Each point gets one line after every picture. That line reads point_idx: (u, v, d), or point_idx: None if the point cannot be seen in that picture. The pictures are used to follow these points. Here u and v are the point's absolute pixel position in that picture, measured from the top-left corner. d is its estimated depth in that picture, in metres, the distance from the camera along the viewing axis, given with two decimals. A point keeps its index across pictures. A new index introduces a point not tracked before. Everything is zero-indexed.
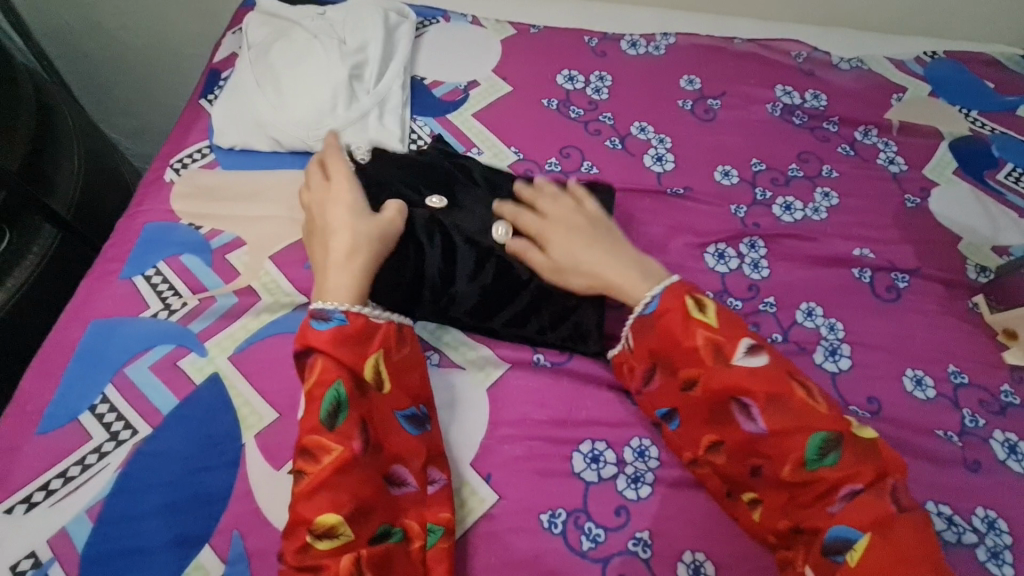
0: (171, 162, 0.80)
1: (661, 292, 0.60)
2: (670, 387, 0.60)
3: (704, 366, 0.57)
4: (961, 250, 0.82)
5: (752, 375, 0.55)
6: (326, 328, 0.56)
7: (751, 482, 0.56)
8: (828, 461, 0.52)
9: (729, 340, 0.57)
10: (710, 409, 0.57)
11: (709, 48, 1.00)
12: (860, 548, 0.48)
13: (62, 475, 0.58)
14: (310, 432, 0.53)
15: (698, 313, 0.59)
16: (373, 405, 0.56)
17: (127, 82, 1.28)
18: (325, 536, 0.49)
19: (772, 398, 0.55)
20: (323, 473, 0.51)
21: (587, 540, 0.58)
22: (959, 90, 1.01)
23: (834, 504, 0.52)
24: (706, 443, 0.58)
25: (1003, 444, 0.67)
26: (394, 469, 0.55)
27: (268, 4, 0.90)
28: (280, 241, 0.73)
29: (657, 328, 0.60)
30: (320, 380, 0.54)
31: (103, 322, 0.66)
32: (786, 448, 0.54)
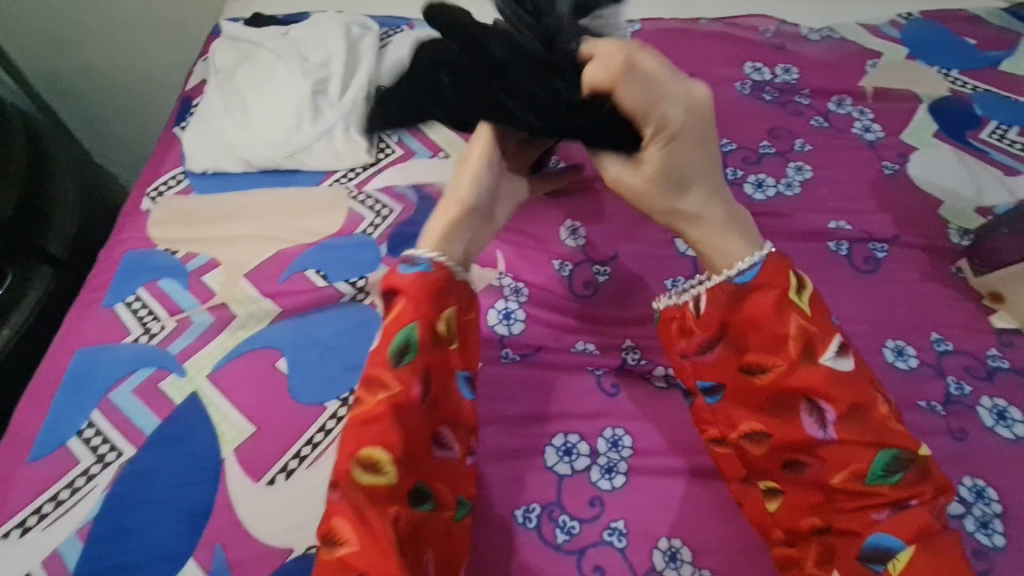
0: (147, 191, 0.82)
1: (763, 258, 0.51)
2: (731, 362, 0.52)
3: (787, 359, 0.50)
4: (943, 214, 0.80)
5: (837, 381, 0.49)
6: (414, 272, 0.54)
7: (786, 476, 0.51)
8: (892, 478, 0.48)
9: (824, 335, 0.50)
10: (769, 400, 0.51)
11: (674, 31, 1.00)
12: (905, 559, 0.46)
13: (53, 499, 0.60)
14: (376, 365, 0.52)
15: (798, 297, 0.50)
16: (441, 357, 0.54)
17: (120, 116, 1.31)
18: (370, 471, 0.49)
19: (854, 409, 0.48)
20: (380, 407, 0.50)
21: (562, 533, 0.58)
22: (939, 50, 0.98)
23: (878, 512, 0.48)
24: (745, 429, 0.52)
25: (991, 411, 0.65)
26: (441, 430, 0.53)
27: (232, 30, 0.92)
28: (253, 259, 0.75)
29: (745, 302, 0.51)
30: (395, 321, 0.52)
31: (88, 350, 0.69)
32: (847, 456, 0.48)
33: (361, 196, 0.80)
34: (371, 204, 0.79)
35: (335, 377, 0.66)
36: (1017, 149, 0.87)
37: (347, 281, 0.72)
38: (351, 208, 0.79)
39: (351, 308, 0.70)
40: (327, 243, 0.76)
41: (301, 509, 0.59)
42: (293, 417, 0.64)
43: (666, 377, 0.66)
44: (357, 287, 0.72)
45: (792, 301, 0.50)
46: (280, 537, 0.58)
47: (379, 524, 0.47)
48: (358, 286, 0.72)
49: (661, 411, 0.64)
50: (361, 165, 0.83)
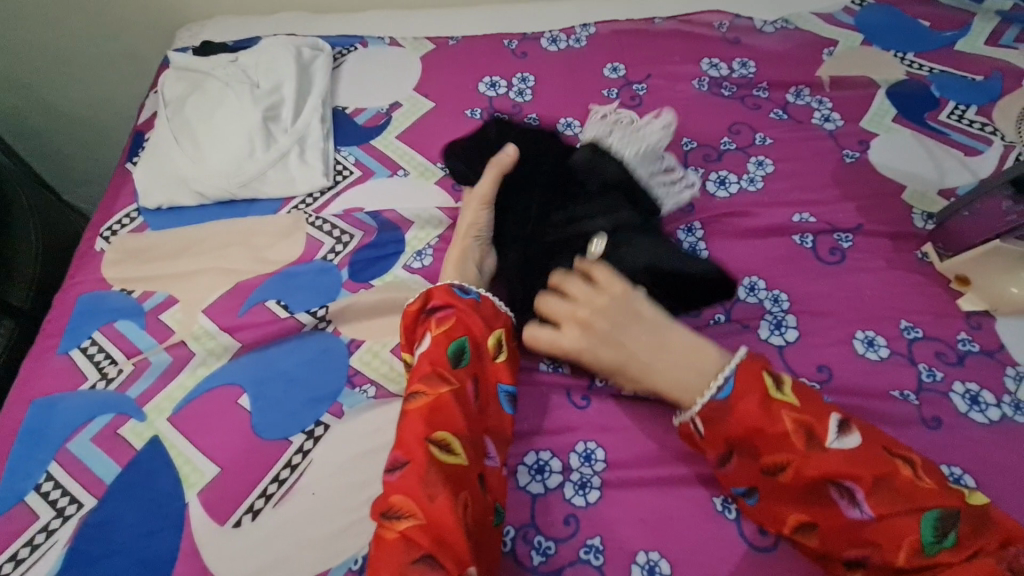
0: (101, 230, 0.80)
1: (734, 372, 0.56)
2: (749, 468, 0.55)
3: (797, 453, 0.52)
4: (906, 200, 0.80)
5: (852, 461, 0.51)
6: (468, 296, 0.64)
7: (848, 558, 0.51)
8: (947, 542, 0.48)
9: (820, 419, 0.53)
10: (801, 493, 0.53)
11: (630, 32, 0.99)
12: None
13: (12, 558, 0.58)
14: (435, 366, 0.58)
15: (779, 392, 0.54)
16: (486, 369, 0.61)
17: (80, 150, 1.29)
18: (444, 450, 0.54)
19: (879, 479, 0.50)
20: (442, 399, 0.56)
21: (537, 554, 0.57)
22: (893, 34, 0.98)
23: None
24: (792, 523, 0.53)
25: (965, 396, 0.64)
26: (486, 439, 0.58)
27: (180, 59, 0.90)
28: (211, 293, 0.73)
29: (733, 414, 0.55)
30: (450, 332, 0.61)
31: (44, 399, 0.67)
32: (896, 533, 0.49)
33: (318, 220, 0.78)
34: (329, 228, 0.78)
35: (298, 411, 0.65)
36: (977, 128, 0.87)
37: (308, 312, 0.71)
38: (308, 234, 0.77)
39: (314, 338, 0.69)
40: (287, 272, 0.74)
41: (269, 550, 0.57)
42: (257, 455, 0.62)
43: None
44: (318, 316, 0.70)
45: (776, 396, 0.54)
46: None
47: (449, 500, 0.51)
48: (318, 316, 0.70)
49: (632, 420, 0.63)
50: (319, 189, 0.82)
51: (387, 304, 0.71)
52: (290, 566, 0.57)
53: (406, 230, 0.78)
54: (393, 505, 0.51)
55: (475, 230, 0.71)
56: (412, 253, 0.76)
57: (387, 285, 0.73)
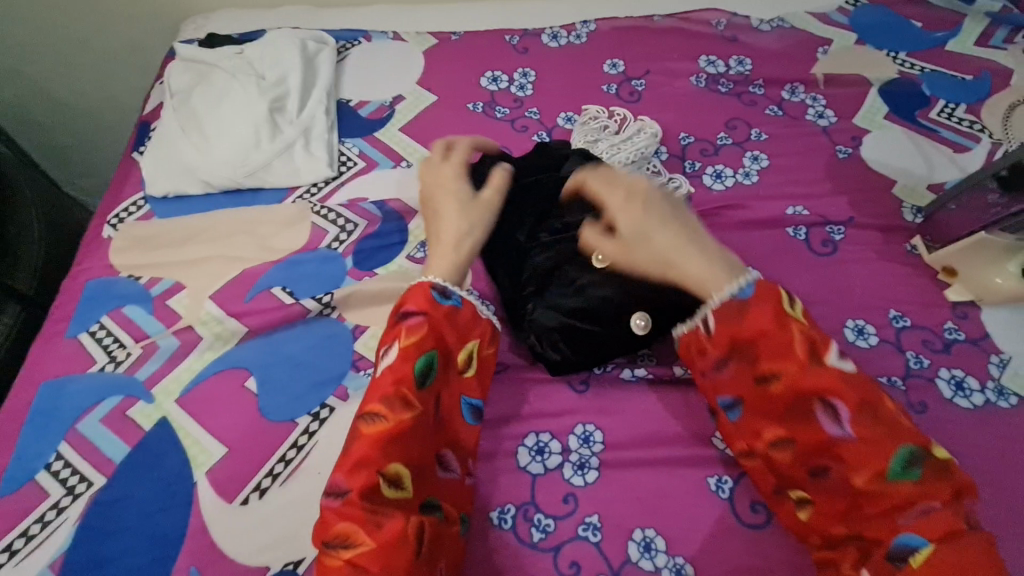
0: (108, 218, 0.82)
1: (754, 282, 0.55)
2: (745, 376, 0.55)
3: (796, 362, 0.52)
4: (897, 194, 0.82)
5: (845, 380, 0.51)
6: (446, 303, 0.59)
7: (812, 483, 0.53)
8: (913, 474, 0.49)
9: (826, 340, 0.53)
10: (787, 407, 0.53)
11: (629, 29, 1.01)
12: (927, 554, 0.46)
13: (23, 535, 0.59)
14: (399, 382, 0.54)
15: (791, 311, 0.54)
16: (450, 382, 0.58)
17: (83, 142, 1.30)
18: (392, 485, 0.51)
19: (865, 403, 0.51)
20: (401, 425, 0.52)
21: (537, 531, 0.59)
22: (886, 34, 1.01)
23: (906, 520, 0.48)
24: (770, 438, 0.54)
25: (950, 381, 0.66)
26: (444, 451, 0.56)
27: (186, 51, 0.92)
28: (218, 279, 0.74)
29: (746, 317, 0.54)
30: (419, 343, 0.56)
31: (54, 382, 0.68)
32: (867, 456, 0.50)
33: (323, 209, 0.80)
34: (334, 218, 0.79)
35: (304, 394, 0.66)
36: (966, 126, 0.89)
37: (313, 298, 0.72)
38: (313, 222, 0.79)
39: (319, 324, 0.71)
40: (292, 260, 0.76)
41: (276, 526, 0.59)
42: (263, 436, 0.64)
43: (633, 371, 0.67)
44: (323, 302, 0.71)
45: (788, 312, 0.54)
46: (255, 556, 0.58)
47: (400, 525, 0.49)
48: (324, 302, 0.72)
49: (630, 403, 0.65)
50: (323, 179, 0.83)
51: (391, 291, 0.72)
52: (296, 542, 0.58)
53: (409, 220, 0.79)
54: (336, 533, 0.49)
55: (473, 231, 0.64)
56: (415, 243, 0.77)
57: (391, 274, 0.74)
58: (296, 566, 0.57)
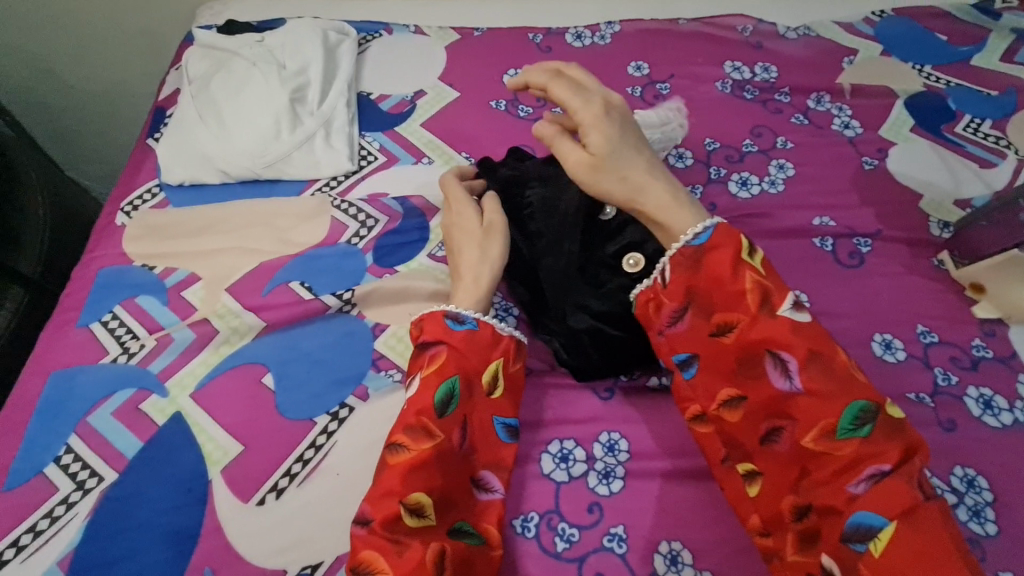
0: (122, 205, 0.80)
1: (713, 227, 0.55)
2: (700, 331, 0.55)
3: (748, 314, 0.53)
4: (923, 208, 0.81)
5: (794, 332, 0.51)
6: (461, 329, 0.57)
7: (761, 450, 0.52)
8: (861, 432, 0.48)
9: (779, 290, 0.53)
10: (737, 361, 0.53)
11: (655, 32, 1.00)
12: (886, 538, 0.44)
13: (31, 530, 0.58)
14: (421, 412, 0.53)
15: (750, 259, 0.54)
16: (476, 405, 0.56)
17: (90, 127, 1.27)
18: (415, 514, 0.50)
19: (814, 356, 0.50)
20: (425, 455, 0.52)
21: (561, 540, 0.57)
22: (911, 46, 1.00)
23: (856, 484, 0.47)
24: (723, 398, 0.54)
25: (978, 400, 0.66)
26: (477, 472, 0.55)
27: (206, 37, 0.90)
28: (234, 272, 0.73)
29: (703, 265, 0.55)
30: (440, 371, 0.55)
31: (64, 372, 0.66)
32: (816, 411, 0.49)
33: (343, 204, 0.78)
34: (355, 213, 0.77)
35: (323, 392, 0.64)
36: (991, 142, 0.88)
37: (333, 293, 0.71)
38: (333, 216, 0.77)
39: (338, 321, 0.69)
40: (311, 254, 0.74)
41: (292, 528, 0.57)
42: (280, 435, 0.62)
43: (660, 379, 0.66)
44: (344, 299, 0.70)
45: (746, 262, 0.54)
46: (272, 559, 0.56)
47: (418, 554, 0.48)
48: (344, 298, 0.70)
49: (656, 412, 0.64)
50: (343, 173, 0.82)
51: (413, 290, 0.71)
52: (315, 546, 0.57)
53: (431, 217, 0.78)
54: (360, 560, 0.48)
55: (489, 261, 0.62)
56: (437, 241, 0.76)
57: (412, 271, 0.73)
58: (314, 570, 0.56)
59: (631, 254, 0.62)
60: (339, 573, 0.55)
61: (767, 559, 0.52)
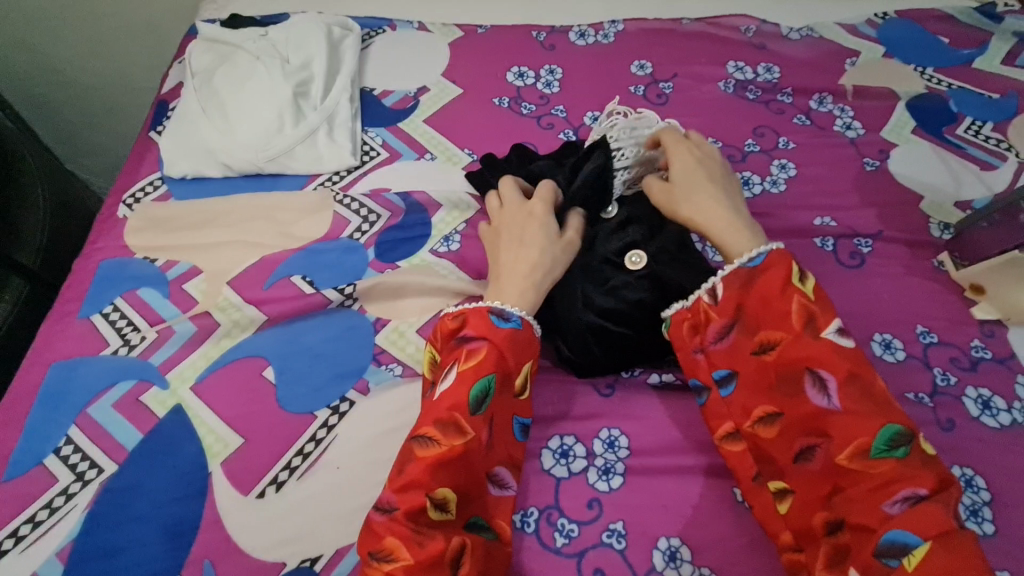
0: (124, 197, 0.80)
1: (768, 250, 0.56)
2: (742, 347, 0.56)
3: (791, 332, 0.53)
4: (924, 209, 0.82)
5: (836, 353, 0.51)
6: (505, 326, 0.57)
7: (794, 468, 0.52)
8: (897, 453, 0.48)
9: (824, 313, 0.53)
10: (776, 378, 0.53)
11: (658, 31, 1.00)
12: (920, 555, 0.43)
13: (30, 520, 0.58)
14: (455, 407, 0.53)
15: (800, 282, 0.54)
16: (507, 404, 0.56)
17: (91, 120, 1.27)
18: (439, 507, 0.50)
19: (853, 377, 0.50)
20: (455, 451, 0.52)
21: (561, 536, 0.57)
22: (914, 48, 1.00)
23: (892, 504, 0.46)
24: (759, 414, 0.54)
25: (977, 400, 0.66)
26: (503, 470, 0.55)
27: (209, 30, 0.90)
28: (236, 265, 0.73)
29: (755, 285, 0.56)
30: (478, 367, 0.54)
31: (65, 363, 0.66)
32: (853, 430, 0.49)
33: (346, 198, 0.78)
34: (357, 208, 0.77)
35: (323, 386, 0.64)
36: (992, 144, 0.89)
37: (335, 288, 0.71)
38: (336, 211, 0.77)
39: (340, 315, 0.69)
40: (314, 249, 0.74)
41: (293, 521, 0.57)
42: (281, 428, 0.62)
43: (660, 376, 0.66)
44: (346, 293, 0.70)
45: (795, 284, 0.54)
46: (271, 552, 0.56)
47: (439, 546, 0.48)
48: (346, 292, 0.70)
49: (656, 409, 0.64)
50: (346, 168, 0.82)
51: (415, 285, 0.71)
52: (316, 539, 0.57)
53: (433, 213, 0.78)
54: (382, 547, 0.48)
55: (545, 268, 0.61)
56: (439, 237, 0.76)
57: (414, 267, 0.73)
58: (314, 563, 0.56)
59: (634, 251, 0.64)
60: (338, 566, 0.55)
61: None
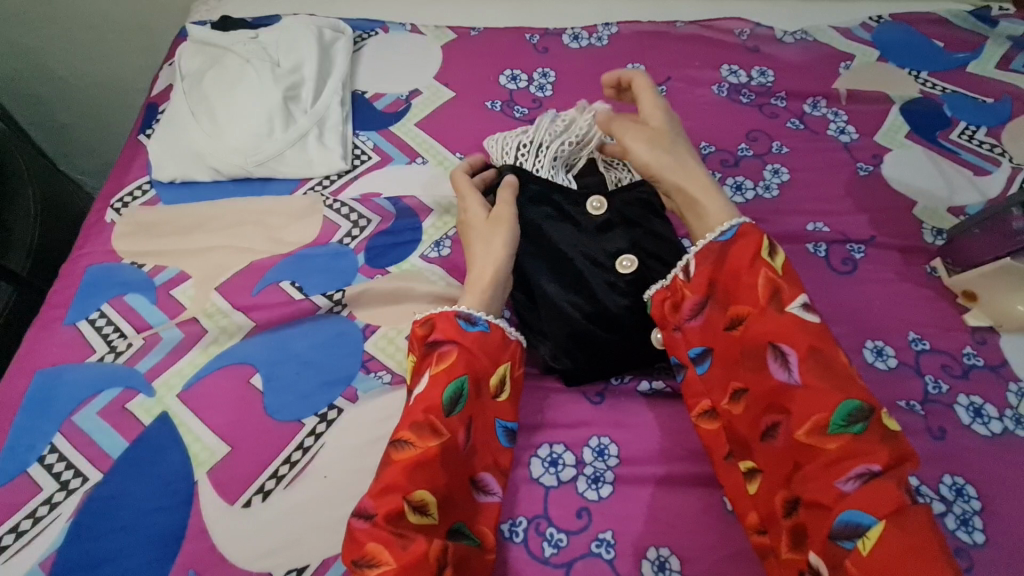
0: (111, 202, 0.79)
1: (739, 224, 0.58)
2: (715, 323, 0.57)
3: (756, 306, 0.55)
4: (917, 215, 0.81)
5: (799, 329, 0.53)
6: (474, 330, 0.57)
7: (760, 445, 0.54)
8: (853, 429, 0.49)
9: (791, 288, 0.54)
10: (743, 354, 0.55)
11: (652, 34, 0.99)
12: (874, 536, 0.45)
13: (13, 530, 0.57)
14: (428, 409, 0.53)
15: (769, 257, 0.56)
16: (482, 407, 0.56)
17: (83, 121, 1.26)
18: (417, 511, 0.50)
19: (814, 352, 0.52)
20: (429, 452, 0.52)
21: (549, 546, 0.57)
22: (909, 52, 1.00)
23: (846, 481, 0.48)
24: (732, 390, 0.56)
25: (968, 408, 0.66)
26: (481, 474, 0.55)
27: (200, 33, 0.89)
28: (224, 271, 0.72)
29: (728, 257, 0.57)
30: (450, 369, 0.55)
31: (51, 370, 0.66)
32: (811, 405, 0.51)
33: (335, 203, 0.77)
34: (346, 212, 0.77)
35: (311, 394, 0.64)
36: (986, 149, 0.88)
37: (323, 294, 0.70)
38: (325, 216, 0.77)
39: (328, 321, 0.69)
40: (302, 254, 0.73)
41: (278, 532, 0.57)
42: (268, 436, 0.62)
43: (650, 383, 0.66)
44: (334, 299, 0.69)
45: (764, 259, 0.56)
46: (255, 562, 0.56)
47: (422, 548, 0.48)
48: (335, 298, 0.70)
49: (645, 417, 0.64)
50: (336, 172, 0.81)
51: (403, 291, 0.70)
52: (301, 549, 0.56)
53: (424, 218, 0.77)
54: (365, 553, 0.48)
55: (495, 255, 0.63)
56: (429, 242, 0.75)
57: (403, 273, 0.72)
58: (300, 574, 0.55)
59: (626, 255, 0.63)
60: None
61: (764, 558, 0.54)
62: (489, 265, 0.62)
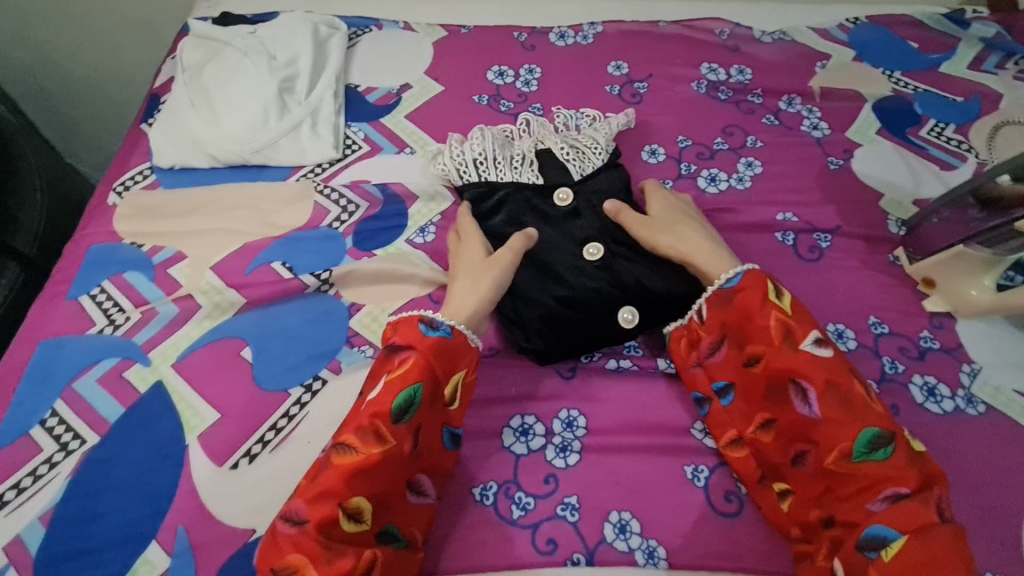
0: (113, 186, 0.84)
1: (744, 271, 0.63)
2: (733, 360, 0.62)
3: (771, 344, 0.59)
4: (883, 207, 0.85)
5: (813, 363, 0.57)
6: (433, 334, 0.60)
7: (791, 469, 0.58)
8: (877, 455, 0.53)
9: (801, 326, 0.59)
10: (765, 389, 0.60)
11: (636, 33, 1.03)
12: (896, 546, 0.49)
13: (15, 487, 0.61)
14: (378, 416, 0.56)
15: (776, 297, 0.60)
16: (433, 415, 0.59)
17: (88, 113, 1.31)
18: (352, 518, 0.53)
19: (831, 386, 0.56)
20: (371, 458, 0.54)
21: (517, 508, 0.61)
22: (884, 52, 1.03)
23: (875, 503, 0.52)
24: (757, 421, 0.61)
25: (922, 387, 0.69)
26: (420, 477, 0.58)
27: (201, 28, 0.93)
28: (218, 251, 0.76)
29: (733, 303, 0.62)
30: (405, 377, 0.58)
31: (53, 341, 0.70)
32: (833, 434, 0.55)
33: (327, 189, 0.81)
34: (336, 198, 0.81)
35: (297, 366, 0.68)
36: (954, 145, 0.92)
37: (312, 274, 0.74)
38: (316, 201, 0.80)
39: (316, 300, 0.73)
40: (294, 236, 0.77)
41: (263, 492, 0.61)
42: (255, 404, 0.65)
43: (617, 361, 0.69)
44: (322, 278, 0.73)
45: (772, 301, 0.60)
46: (241, 519, 0.59)
47: (349, 564, 0.50)
48: (322, 278, 0.73)
49: (613, 391, 0.67)
50: (327, 161, 0.85)
51: (387, 273, 0.74)
52: None
53: (410, 205, 0.81)
54: (286, 563, 0.50)
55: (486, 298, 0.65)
56: (415, 228, 0.79)
57: (389, 256, 0.76)
58: None
59: (592, 244, 0.70)
60: None
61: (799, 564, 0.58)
62: (471, 300, 0.64)
